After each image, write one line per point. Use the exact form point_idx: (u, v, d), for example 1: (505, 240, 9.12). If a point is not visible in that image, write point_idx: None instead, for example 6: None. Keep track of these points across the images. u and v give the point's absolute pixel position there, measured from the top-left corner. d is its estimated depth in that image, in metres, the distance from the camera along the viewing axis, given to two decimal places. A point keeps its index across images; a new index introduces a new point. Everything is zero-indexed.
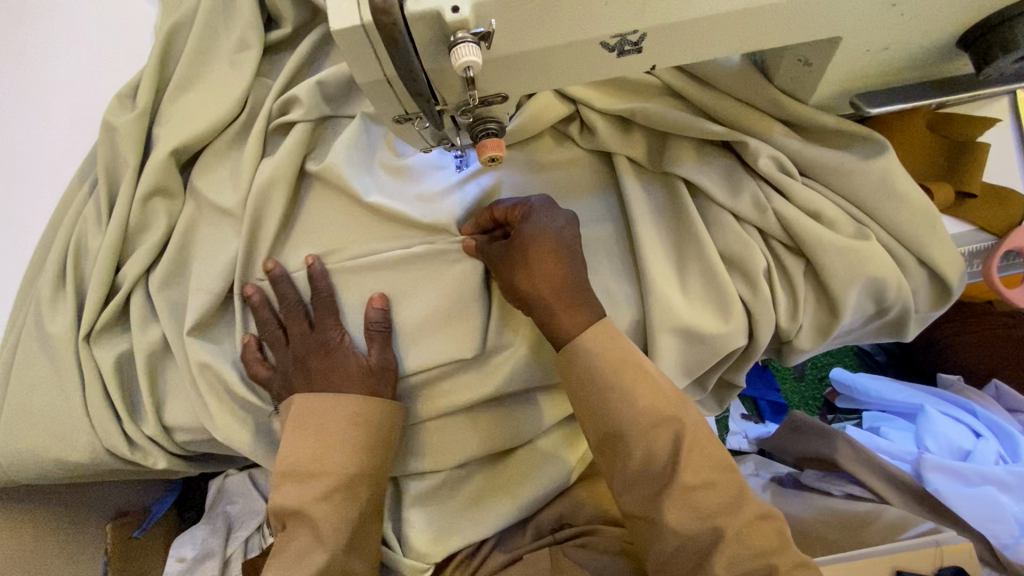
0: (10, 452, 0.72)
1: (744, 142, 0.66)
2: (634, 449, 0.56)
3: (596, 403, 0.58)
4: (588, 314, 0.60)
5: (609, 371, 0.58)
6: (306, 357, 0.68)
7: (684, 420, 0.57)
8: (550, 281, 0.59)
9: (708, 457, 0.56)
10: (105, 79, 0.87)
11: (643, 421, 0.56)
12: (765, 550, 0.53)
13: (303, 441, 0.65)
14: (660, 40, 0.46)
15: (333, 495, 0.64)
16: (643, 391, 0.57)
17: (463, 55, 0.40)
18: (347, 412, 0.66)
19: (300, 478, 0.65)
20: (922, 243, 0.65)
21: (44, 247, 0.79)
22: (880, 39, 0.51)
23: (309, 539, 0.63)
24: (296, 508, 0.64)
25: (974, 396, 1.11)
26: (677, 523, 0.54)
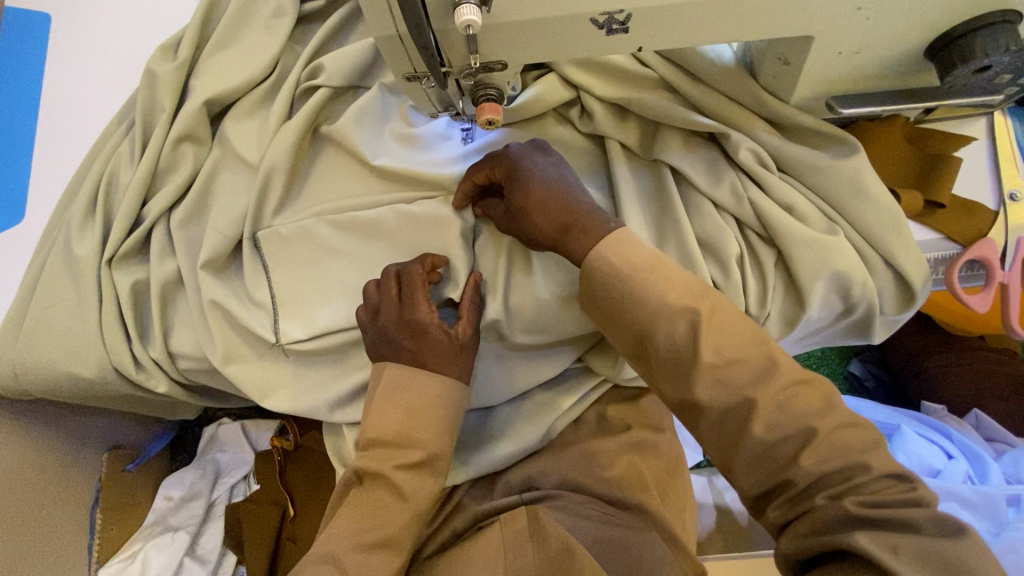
0: (29, 358, 0.78)
1: (727, 135, 0.71)
2: (656, 337, 0.57)
3: (612, 305, 0.61)
4: (595, 230, 0.62)
5: (617, 277, 0.60)
6: (397, 330, 0.67)
7: (704, 305, 0.56)
8: (551, 218, 0.64)
9: (734, 336, 0.54)
10: (151, 35, 0.94)
11: (662, 307, 0.57)
12: (807, 414, 0.51)
13: (395, 411, 0.66)
14: (644, 22, 0.51)
15: (417, 467, 0.65)
16: (659, 279, 0.58)
17: (464, 14, 0.46)
18: (437, 389, 0.66)
19: (383, 445, 0.66)
20: (887, 243, 0.70)
21: (79, 179, 0.86)
22: (851, 43, 0.56)
23: (385, 501, 0.65)
24: (373, 470, 0.65)
25: (953, 422, 1.11)
26: (710, 398, 0.53)
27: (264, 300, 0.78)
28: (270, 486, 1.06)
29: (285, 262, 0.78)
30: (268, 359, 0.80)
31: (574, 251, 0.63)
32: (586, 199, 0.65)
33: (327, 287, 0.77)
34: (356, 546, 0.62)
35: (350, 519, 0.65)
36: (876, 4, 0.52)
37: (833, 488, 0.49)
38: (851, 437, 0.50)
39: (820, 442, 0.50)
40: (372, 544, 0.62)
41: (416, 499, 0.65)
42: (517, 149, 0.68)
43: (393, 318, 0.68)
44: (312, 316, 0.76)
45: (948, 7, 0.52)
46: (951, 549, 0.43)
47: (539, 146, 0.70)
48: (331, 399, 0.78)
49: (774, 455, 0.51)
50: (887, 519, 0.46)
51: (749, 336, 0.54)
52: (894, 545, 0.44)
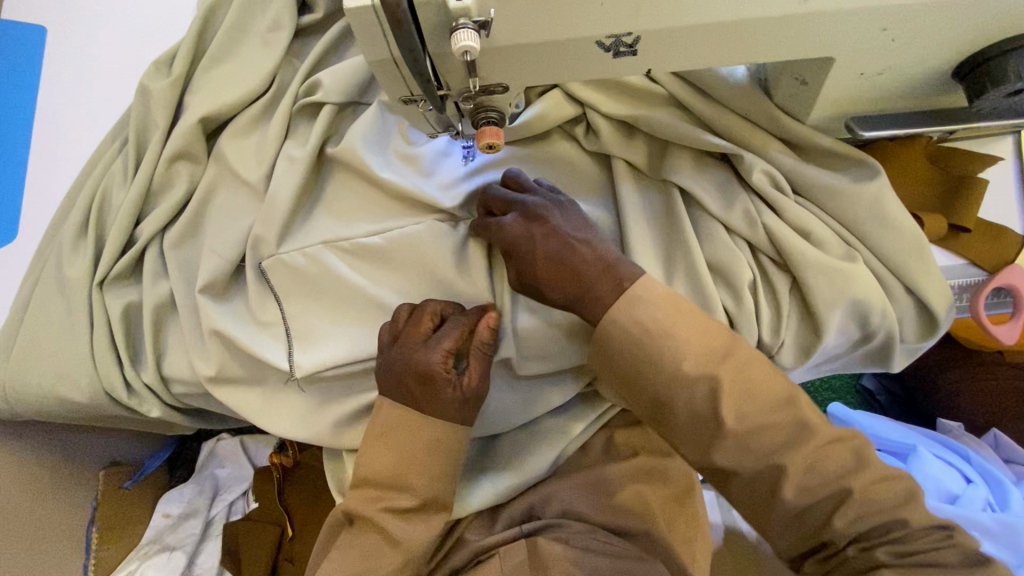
0: (19, 383, 0.76)
1: (740, 156, 0.68)
2: (675, 406, 0.55)
3: (628, 369, 0.58)
4: (605, 296, 0.58)
5: (631, 350, 0.57)
6: (402, 374, 0.63)
7: (722, 373, 0.54)
8: (563, 292, 0.60)
9: (756, 402, 0.54)
10: (147, 49, 0.92)
11: (677, 375, 0.55)
12: (837, 475, 0.52)
13: (392, 455, 0.64)
14: (654, 44, 0.48)
15: (412, 513, 0.64)
16: (683, 340, 0.55)
17: (462, 40, 0.43)
18: (437, 436, 0.63)
19: (379, 489, 0.64)
20: (909, 270, 0.66)
21: (70, 198, 0.84)
22: (873, 64, 0.53)
23: (375, 550, 0.63)
24: (364, 514, 0.64)
25: (971, 443, 1.07)
26: (735, 465, 0.53)
27: (259, 324, 0.76)
28: (268, 506, 1.03)
29: (280, 285, 0.75)
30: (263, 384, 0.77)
31: (593, 308, 0.59)
32: (595, 264, 0.59)
33: (324, 311, 0.75)
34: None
35: (340, 565, 0.63)
36: (903, 25, 0.48)
37: (867, 539, 0.51)
38: (884, 492, 0.51)
39: (854, 503, 0.51)
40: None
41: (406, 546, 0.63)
42: (510, 226, 0.63)
43: (402, 361, 0.64)
44: (309, 341, 0.74)
45: (982, 25, 0.49)
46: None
47: (534, 207, 0.64)
48: (328, 427, 0.75)
49: (806, 516, 0.52)
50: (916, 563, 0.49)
51: (779, 395, 0.54)
52: None
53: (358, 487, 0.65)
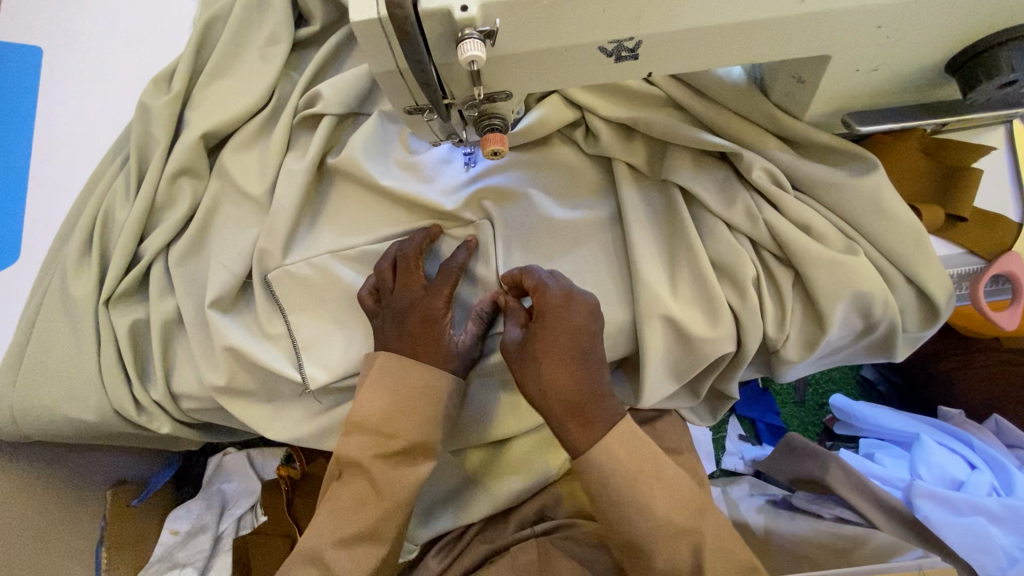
0: (26, 405, 0.76)
1: (739, 154, 0.69)
2: (656, 555, 0.58)
3: (614, 505, 0.59)
4: (598, 426, 0.61)
5: (621, 479, 0.60)
6: (404, 313, 0.68)
7: (702, 531, 0.59)
8: (560, 399, 0.61)
9: (727, 563, 0.59)
10: (144, 66, 0.92)
11: (662, 533, 0.58)
12: None
13: (385, 399, 0.66)
14: (655, 48, 0.49)
15: (397, 457, 0.65)
16: (662, 501, 0.59)
17: (469, 50, 0.43)
18: (426, 382, 0.66)
19: (369, 433, 0.65)
20: (909, 261, 0.67)
21: (73, 218, 0.84)
22: (869, 60, 0.54)
23: (363, 495, 0.64)
24: (354, 461, 0.65)
25: (972, 429, 1.08)
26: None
27: (267, 336, 0.76)
28: (277, 519, 1.03)
29: (287, 297, 0.75)
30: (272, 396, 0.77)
31: (578, 440, 0.61)
32: (597, 401, 0.61)
33: (332, 322, 0.75)
34: (338, 541, 0.62)
35: (332, 510, 0.65)
36: (897, 22, 0.50)
37: None
38: None
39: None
40: (354, 539, 0.63)
41: (395, 490, 0.64)
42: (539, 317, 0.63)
43: (406, 303, 0.69)
44: (318, 352, 0.74)
45: (974, 20, 0.50)
46: None
47: (577, 293, 0.64)
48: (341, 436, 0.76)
49: None
50: None
51: (747, 558, 0.59)
52: None
53: (350, 430, 0.66)
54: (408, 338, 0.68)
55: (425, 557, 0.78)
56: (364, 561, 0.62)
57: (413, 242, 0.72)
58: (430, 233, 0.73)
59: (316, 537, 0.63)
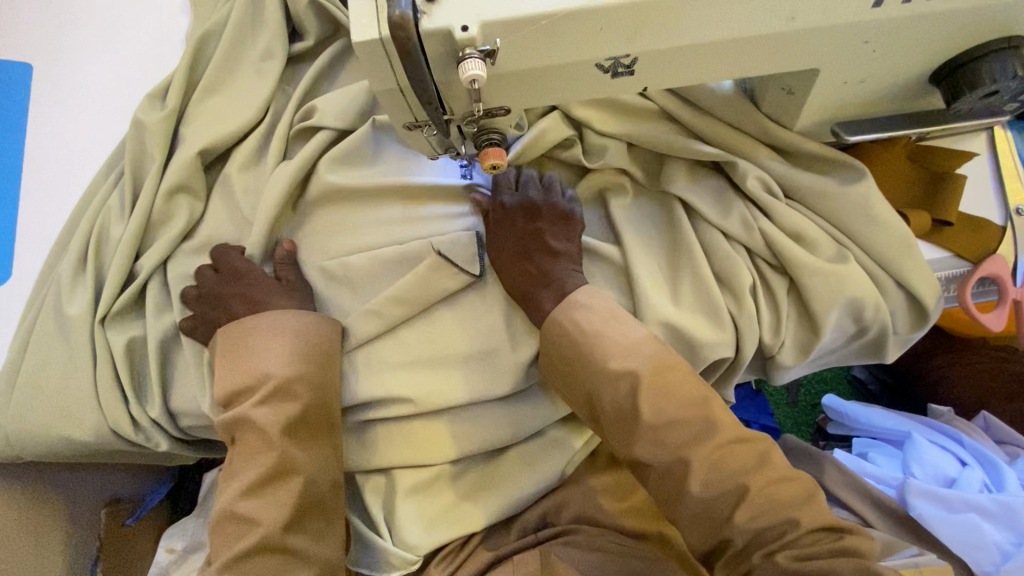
0: (20, 426, 0.75)
1: (734, 162, 0.70)
2: (600, 395, 0.63)
3: (564, 361, 0.66)
4: (547, 293, 0.69)
5: (565, 337, 0.66)
6: (236, 300, 0.73)
7: (640, 367, 0.61)
8: (514, 284, 0.71)
9: (671, 396, 0.60)
10: (134, 78, 0.92)
11: (605, 370, 0.62)
12: (738, 472, 0.57)
13: (239, 361, 0.69)
14: (651, 63, 0.50)
15: (273, 398, 0.67)
16: (609, 340, 0.64)
17: (470, 69, 0.44)
18: (271, 323, 0.71)
19: (236, 393, 0.68)
20: (898, 266, 0.69)
21: (67, 235, 0.83)
22: (855, 72, 0.56)
23: (258, 450, 0.65)
24: (237, 417, 0.66)
25: (962, 427, 1.09)
26: (651, 457, 0.59)
27: None
28: None
29: None
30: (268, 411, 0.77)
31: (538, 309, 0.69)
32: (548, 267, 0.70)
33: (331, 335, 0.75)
34: (245, 492, 0.63)
35: (238, 471, 0.65)
36: (882, 37, 0.51)
37: (775, 549, 0.54)
38: (787, 491, 0.57)
39: None
40: (262, 483, 0.64)
41: (279, 424, 0.65)
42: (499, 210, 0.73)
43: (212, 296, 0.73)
44: None
45: (955, 35, 0.52)
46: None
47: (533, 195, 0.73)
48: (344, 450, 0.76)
49: (718, 513, 0.56)
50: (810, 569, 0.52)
51: (694, 394, 0.60)
52: None
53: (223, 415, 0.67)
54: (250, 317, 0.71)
55: (428, 567, 0.75)
56: (284, 500, 0.63)
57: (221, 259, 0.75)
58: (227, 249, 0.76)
59: (227, 494, 0.64)
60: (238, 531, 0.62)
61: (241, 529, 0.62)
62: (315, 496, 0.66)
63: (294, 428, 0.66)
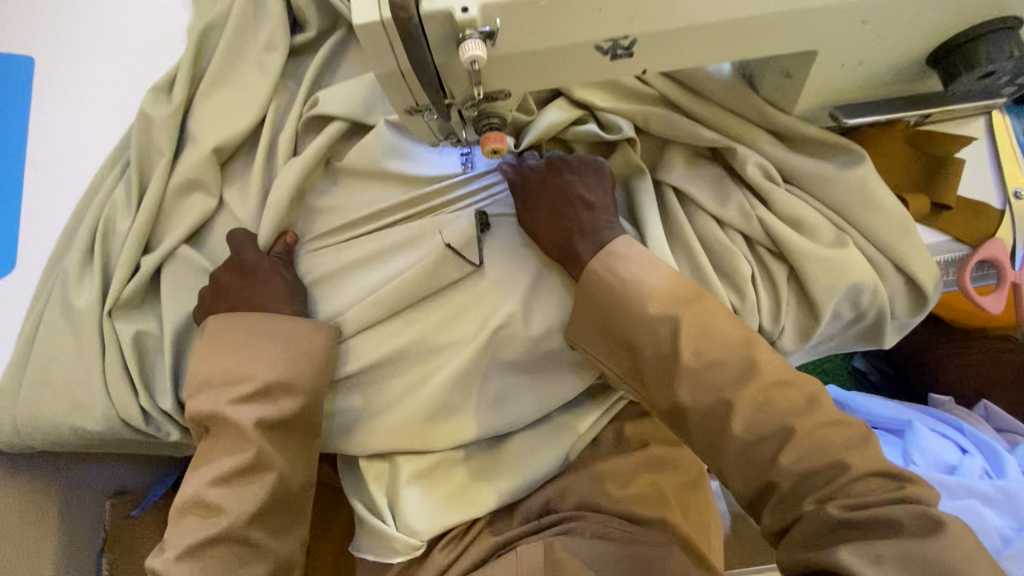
0: (32, 417, 0.76)
1: (733, 149, 0.71)
2: (640, 343, 0.63)
3: (600, 313, 0.66)
4: (587, 243, 0.68)
5: (600, 290, 0.66)
6: (231, 288, 0.73)
7: (681, 312, 0.62)
8: (553, 242, 0.70)
9: (713, 343, 0.60)
10: (138, 71, 0.92)
11: (644, 317, 0.63)
12: (784, 414, 0.57)
13: (226, 353, 0.70)
14: (649, 45, 0.50)
15: (256, 398, 0.68)
16: (647, 286, 0.64)
17: (470, 50, 0.45)
18: (266, 324, 0.71)
19: (220, 385, 0.69)
20: (896, 249, 0.69)
21: (74, 228, 0.84)
22: (854, 55, 0.56)
23: (227, 445, 0.66)
24: (214, 412, 0.67)
25: (963, 415, 1.10)
26: (692, 399, 0.59)
27: None
28: None
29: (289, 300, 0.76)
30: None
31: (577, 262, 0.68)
32: (588, 218, 0.69)
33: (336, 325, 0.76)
34: (214, 481, 0.65)
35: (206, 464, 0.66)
36: (880, 17, 0.52)
37: (820, 490, 0.54)
38: (834, 436, 0.55)
39: None
40: (234, 475, 0.65)
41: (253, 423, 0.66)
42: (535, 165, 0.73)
43: (221, 278, 0.74)
44: None
45: (953, 15, 0.52)
46: (926, 547, 0.47)
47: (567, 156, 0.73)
48: (350, 439, 0.76)
49: (759, 455, 0.56)
50: (867, 521, 0.50)
51: (736, 337, 0.61)
52: (877, 553, 0.48)
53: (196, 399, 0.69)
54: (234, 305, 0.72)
55: (431, 553, 0.76)
56: (253, 494, 0.65)
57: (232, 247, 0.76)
58: (238, 236, 0.77)
59: (195, 481, 0.65)
60: (202, 521, 0.64)
61: (203, 519, 0.64)
62: (280, 496, 0.67)
63: (268, 429, 0.67)
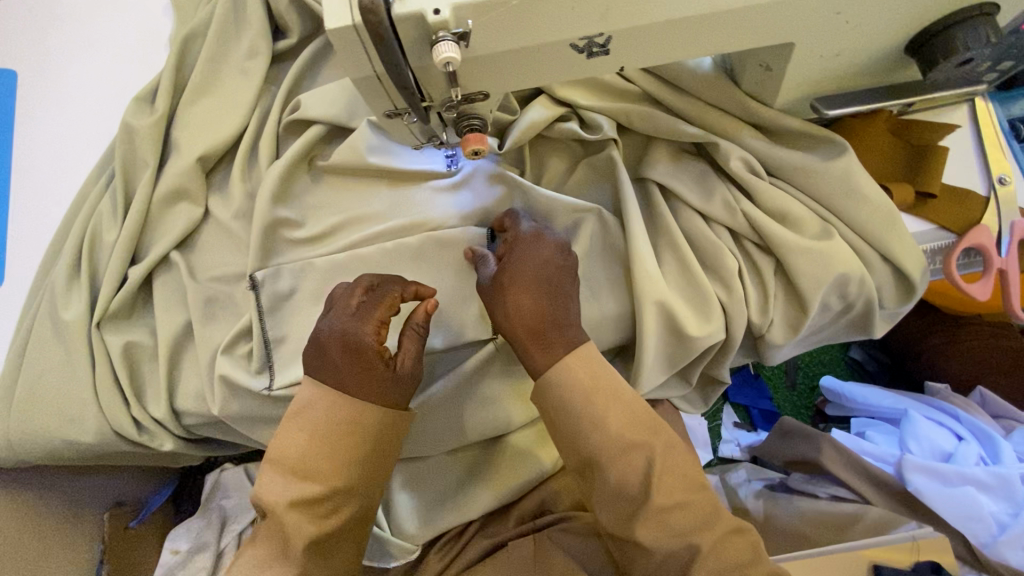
0: (22, 432, 0.76)
1: (716, 143, 0.71)
2: (608, 470, 0.58)
3: (565, 425, 0.60)
4: (558, 349, 0.60)
5: (575, 394, 0.59)
6: (332, 345, 0.60)
7: (654, 445, 0.59)
8: (519, 332, 0.60)
9: (679, 480, 0.59)
10: (120, 82, 0.91)
11: (615, 447, 0.58)
12: (734, 564, 0.57)
13: (305, 440, 0.59)
14: (625, 42, 0.50)
15: (314, 504, 0.58)
16: (613, 416, 0.59)
17: (443, 52, 0.45)
18: (349, 417, 0.59)
19: (285, 472, 0.59)
20: (882, 238, 0.69)
21: (60, 242, 0.83)
22: (831, 46, 0.56)
23: (271, 547, 0.58)
24: (271, 508, 0.58)
25: (959, 402, 1.10)
26: (653, 542, 0.58)
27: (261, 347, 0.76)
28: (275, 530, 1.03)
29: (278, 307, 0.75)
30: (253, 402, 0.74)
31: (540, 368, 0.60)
32: (560, 322, 0.61)
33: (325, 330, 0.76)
34: None
35: (258, 554, 0.59)
36: (855, 8, 0.52)
37: None
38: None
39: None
40: None
41: (305, 538, 0.57)
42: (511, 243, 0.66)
43: (329, 333, 0.60)
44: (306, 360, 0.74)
45: (929, 4, 0.52)
46: None
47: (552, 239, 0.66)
48: None
49: None
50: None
51: (699, 478, 0.60)
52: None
53: (268, 465, 0.60)
54: (331, 357, 0.60)
55: (426, 557, 0.77)
56: None
57: (347, 291, 0.64)
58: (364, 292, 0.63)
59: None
60: None
61: None
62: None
63: (325, 529, 0.58)
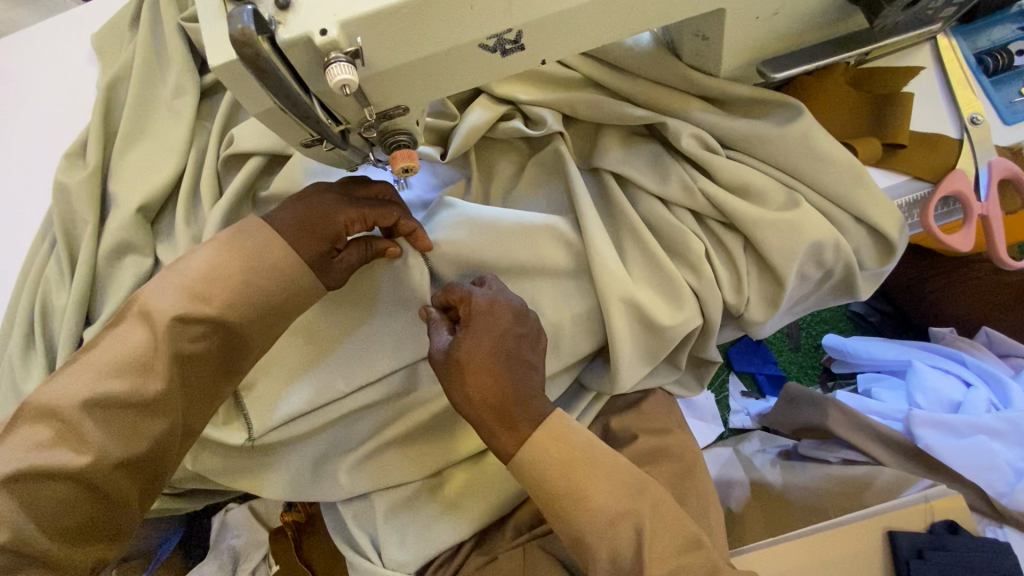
0: None
1: (665, 123, 0.67)
2: (596, 545, 0.56)
3: (548, 505, 0.58)
4: (524, 427, 0.58)
5: (551, 473, 0.57)
6: (305, 207, 0.60)
7: (641, 510, 0.57)
8: (482, 415, 0.57)
9: (670, 539, 0.57)
10: (50, 138, 0.88)
11: (602, 520, 0.56)
12: None
13: (235, 259, 0.58)
14: (538, 34, 0.47)
15: (205, 334, 0.58)
16: (594, 488, 0.57)
17: (336, 74, 0.41)
18: (290, 274, 0.59)
19: (180, 290, 0.57)
20: (849, 198, 0.66)
21: (11, 313, 0.81)
22: (766, 6, 0.53)
23: (137, 340, 0.56)
24: (147, 310, 0.57)
25: (964, 345, 1.06)
26: None
27: None
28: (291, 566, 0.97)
29: None
30: (225, 451, 0.72)
31: (506, 450, 0.58)
32: (523, 396, 0.58)
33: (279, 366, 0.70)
34: (84, 402, 0.53)
35: (95, 364, 0.56)
36: None
37: None
38: None
39: None
40: (116, 408, 0.55)
41: (165, 358, 0.56)
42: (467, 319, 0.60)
43: (310, 199, 0.61)
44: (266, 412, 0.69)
45: None
46: None
47: (516, 305, 0.62)
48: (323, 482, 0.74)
49: None
50: None
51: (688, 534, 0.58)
52: None
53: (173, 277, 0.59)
54: (294, 210, 0.61)
55: None
56: (140, 440, 0.56)
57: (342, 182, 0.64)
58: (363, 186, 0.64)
59: (59, 392, 0.54)
60: (50, 439, 0.53)
61: (54, 436, 0.53)
62: (157, 455, 0.58)
63: (179, 374, 0.57)
